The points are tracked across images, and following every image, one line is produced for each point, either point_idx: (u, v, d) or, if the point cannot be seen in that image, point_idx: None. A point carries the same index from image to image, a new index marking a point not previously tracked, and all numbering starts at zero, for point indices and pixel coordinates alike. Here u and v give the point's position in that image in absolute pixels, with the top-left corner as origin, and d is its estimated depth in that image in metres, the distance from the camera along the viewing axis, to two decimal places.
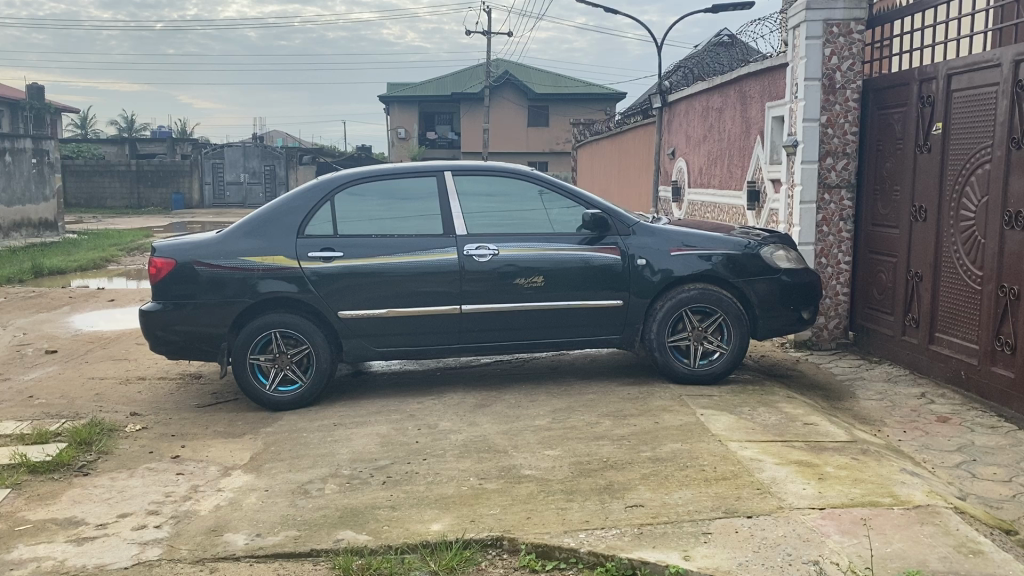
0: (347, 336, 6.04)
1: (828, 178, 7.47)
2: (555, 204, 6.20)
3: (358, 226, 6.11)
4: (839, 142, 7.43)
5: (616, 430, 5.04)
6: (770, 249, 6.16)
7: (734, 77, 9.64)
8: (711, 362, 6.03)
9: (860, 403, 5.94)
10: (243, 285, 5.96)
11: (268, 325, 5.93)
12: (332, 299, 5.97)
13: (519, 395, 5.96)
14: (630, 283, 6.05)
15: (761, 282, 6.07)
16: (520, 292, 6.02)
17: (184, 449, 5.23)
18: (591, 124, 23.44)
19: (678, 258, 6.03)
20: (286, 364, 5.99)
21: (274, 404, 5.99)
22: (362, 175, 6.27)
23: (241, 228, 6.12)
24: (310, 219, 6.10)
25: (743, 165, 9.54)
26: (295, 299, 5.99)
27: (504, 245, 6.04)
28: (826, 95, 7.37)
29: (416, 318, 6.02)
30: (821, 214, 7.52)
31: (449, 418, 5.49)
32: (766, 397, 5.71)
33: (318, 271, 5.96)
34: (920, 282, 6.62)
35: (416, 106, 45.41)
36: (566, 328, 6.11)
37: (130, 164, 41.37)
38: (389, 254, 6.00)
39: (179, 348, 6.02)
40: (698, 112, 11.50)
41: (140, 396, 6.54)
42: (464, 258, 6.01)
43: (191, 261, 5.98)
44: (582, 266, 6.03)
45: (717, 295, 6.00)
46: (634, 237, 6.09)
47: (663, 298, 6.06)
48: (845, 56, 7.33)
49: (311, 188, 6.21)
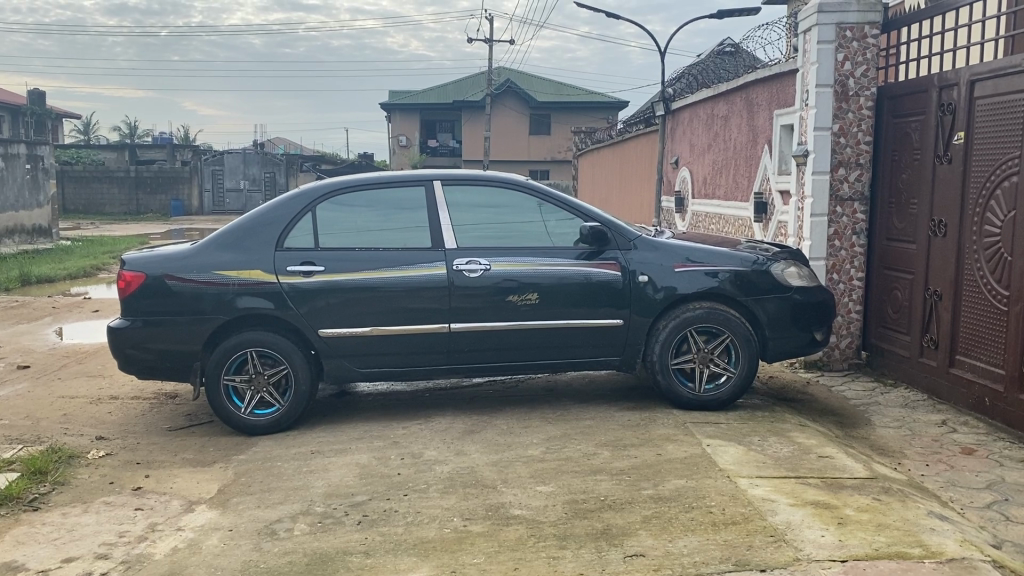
0: (328, 356, 5.66)
1: (840, 190, 7.10)
2: (552, 216, 5.83)
3: (341, 239, 5.72)
4: (852, 152, 7.06)
5: (615, 462, 4.64)
6: (781, 266, 5.76)
7: (741, 84, 9.28)
8: (717, 387, 5.64)
9: (877, 431, 5.54)
10: (218, 300, 5.58)
11: (243, 344, 5.55)
12: (312, 316, 5.58)
13: (511, 420, 5.57)
14: (631, 300, 5.66)
15: (771, 301, 5.68)
16: (514, 309, 5.63)
17: (148, 480, 4.83)
18: (591, 133, 23.22)
19: (682, 274, 5.64)
20: (263, 386, 5.62)
21: (249, 428, 5.61)
22: (347, 184, 5.89)
23: (217, 240, 5.74)
24: (291, 231, 5.72)
25: (749, 175, 9.15)
26: (272, 317, 5.61)
27: (497, 260, 5.65)
28: (839, 102, 7.00)
29: (403, 337, 5.63)
30: (833, 228, 7.14)
31: (435, 446, 5.10)
32: (777, 425, 5.31)
33: (297, 286, 5.57)
34: (939, 301, 6.23)
35: (418, 114, 45.14)
36: (562, 349, 5.72)
37: (129, 171, 41.13)
38: (374, 268, 5.61)
39: (150, 368, 5.65)
40: (701, 121, 11.14)
41: (110, 417, 6.16)
42: (454, 273, 5.62)
43: (163, 275, 5.61)
44: (581, 282, 5.64)
45: (724, 315, 5.61)
46: (635, 252, 5.70)
47: (666, 318, 5.67)
48: (858, 62, 6.97)
49: (292, 198, 5.84)
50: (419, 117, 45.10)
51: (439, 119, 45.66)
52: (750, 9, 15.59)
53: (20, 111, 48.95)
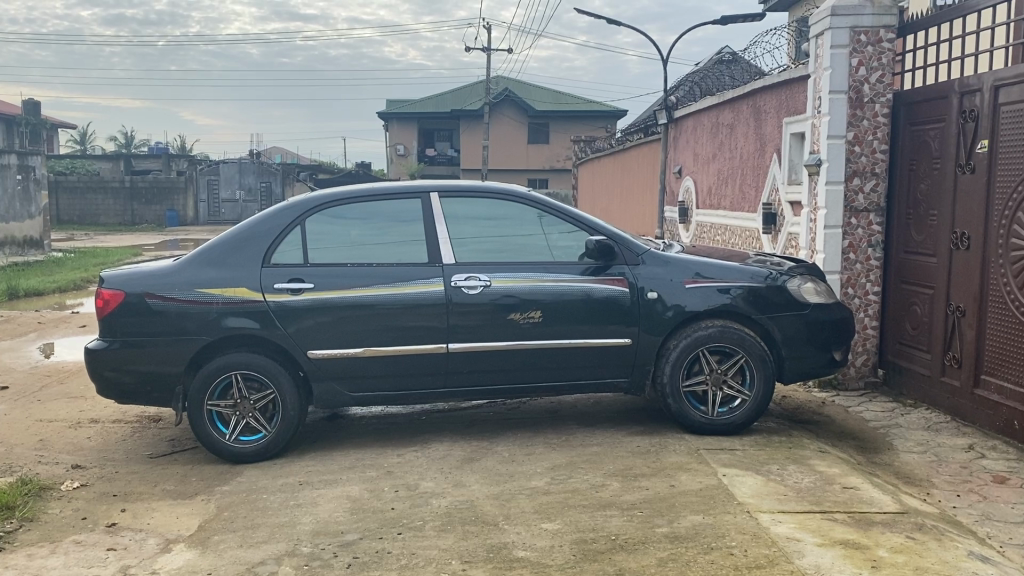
0: (318, 378, 5.34)
1: (855, 201, 6.80)
2: (555, 229, 5.52)
3: (332, 254, 5.41)
4: (867, 161, 6.76)
5: (625, 495, 4.32)
6: (797, 281, 5.46)
7: (747, 91, 8.99)
8: (731, 410, 5.32)
9: (900, 457, 5.22)
10: (201, 320, 5.26)
11: (227, 367, 5.23)
12: (301, 336, 5.26)
13: (513, 446, 5.25)
14: (639, 318, 5.34)
15: (787, 318, 5.37)
16: (515, 328, 5.32)
17: (124, 514, 4.50)
18: (591, 141, 22.91)
19: (693, 290, 5.33)
20: (248, 411, 5.30)
21: (235, 456, 5.29)
22: (339, 196, 5.59)
23: (201, 255, 5.43)
24: (279, 246, 5.41)
25: (757, 185, 8.86)
26: (258, 337, 5.29)
27: (498, 276, 5.34)
28: (853, 109, 6.71)
29: (398, 358, 5.31)
30: (848, 240, 6.84)
31: (432, 477, 4.77)
32: (795, 452, 4.99)
33: (285, 305, 5.25)
34: (961, 317, 5.92)
35: (416, 123, 44.87)
36: (566, 370, 5.40)
37: (125, 181, 40.82)
38: (366, 285, 5.29)
39: (129, 392, 5.33)
40: (706, 129, 10.84)
41: (89, 443, 5.83)
42: (452, 290, 5.30)
43: (143, 294, 5.29)
44: (586, 299, 5.33)
45: (738, 334, 5.29)
46: (644, 267, 5.39)
47: (676, 336, 5.36)
48: (874, 67, 6.68)
49: (280, 211, 5.53)
50: (417, 126, 44.87)
51: (436, 128, 45.40)
52: (755, 15, 15.26)
53: (15, 122, 48.52)
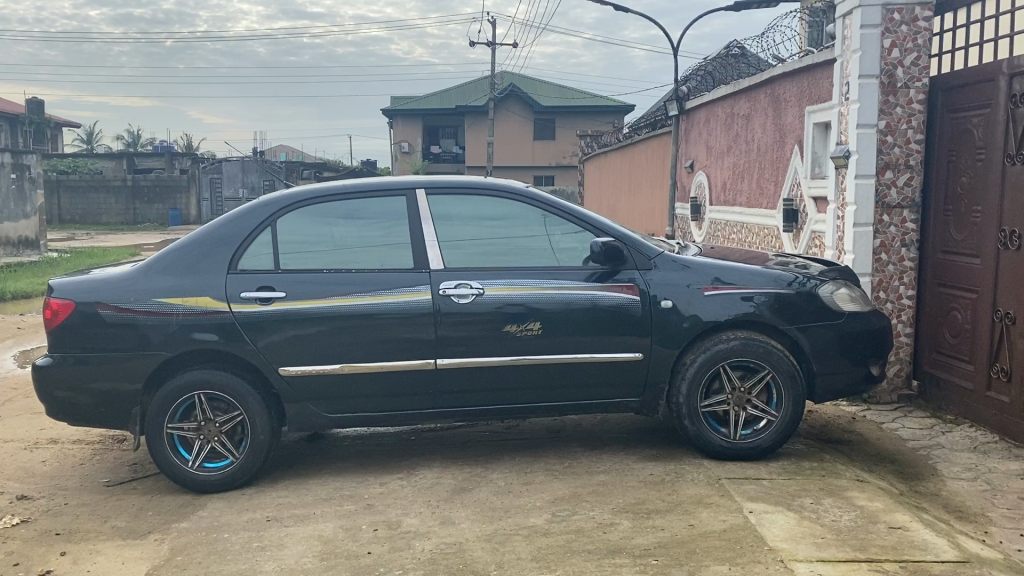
0: (292, 399, 4.76)
1: (887, 197, 6.20)
2: (556, 230, 4.94)
3: (307, 259, 4.83)
4: (901, 153, 6.15)
5: (637, 538, 3.73)
6: (829, 287, 4.85)
7: (765, 79, 8.38)
8: (756, 432, 4.73)
9: (948, 485, 4.62)
10: (159, 333, 4.68)
11: (189, 386, 4.67)
12: (271, 351, 4.69)
13: (510, 474, 4.66)
14: (651, 330, 4.74)
15: (818, 329, 4.77)
16: (512, 342, 4.73)
17: (63, 558, 3.93)
18: (597, 136, 22.29)
19: (712, 298, 4.73)
20: (214, 435, 4.74)
21: (198, 486, 4.73)
22: (316, 194, 5.01)
23: (161, 261, 4.85)
24: (248, 249, 4.83)
25: (776, 179, 8.25)
26: (224, 353, 4.72)
27: (492, 283, 4.75)
28: (885, 95, 6.10)
29: (381, 376, 4.74)
30: (879, 240, 6.24)
31: (418, 512, 4.20)
32: (830, 482, 4.40)
33: (253, 316, 4.68)
34: (1011, 325, 5.31)
35: (421, 119, 44.30)
36: (570, 389, 4.82)
37: (127, 180, 40.42)
38: (345, 293, 4.72)
39: (81, 414, 4.76)
40: (720, 120, 10.23)
41: (41, 468, 5.25)
42: (441, 300, 4.72)
43: (96, 304, 4.72)
44: (592, 309, 4.73)
45: (764, 347, 4.69)
46: (656, 271, 4.80)
47: (694, 350, 4.76)
48: (908, 49, 6.07)
49: (249, 211, 4.95)
50: (422, 122, 44.34)
51: (441, 124, 44.82)
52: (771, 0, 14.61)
53: (18, 121, 47.96)
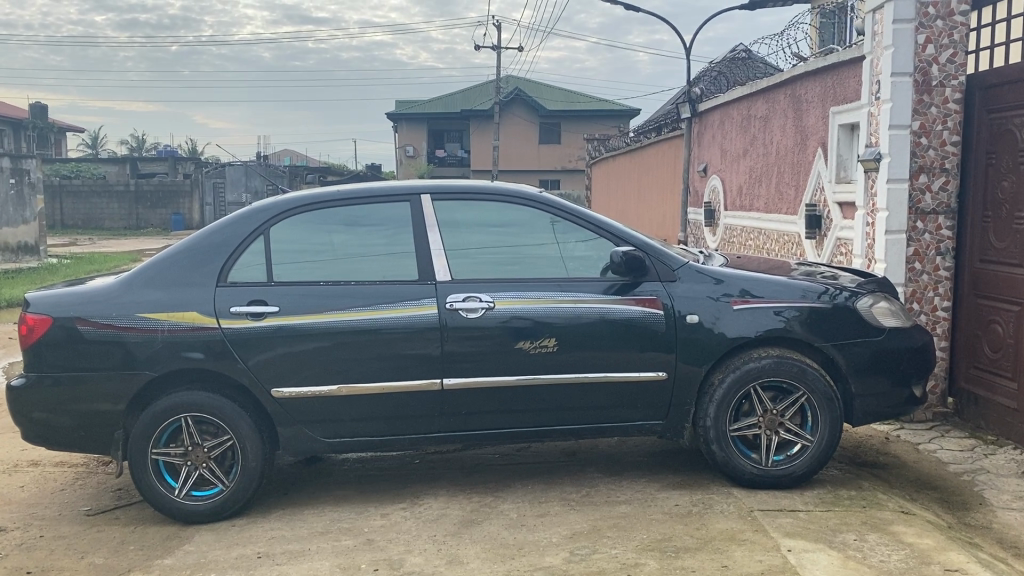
0: (286, 422, 4.41)
1: (921, 202, 5.82)
2: (571, 238, 4.58)
3: (303, 271, 4.47)
4: (936, 156, 5.78)
5: None
6: (868, 300, 4.48)
7: (786, 79, 8.02)
8: (790, 458, 4.37)
9: (999, 516, 4.24)
10: (142, 350, 4.33)
11: (175, 408, 4.31)
12: (264, 371, 4.33)
13: (523, 504, 4.30)
14: (674, 347, 4.37)
15: (856, 346, 4.40)
16: (524, 360, 4.36)
17: None
18: (604, 140, 21.93)
19: (741, 313, 4.37)
20: (202, 460, 4.39)
21: (185, 516, 4.37)
22: (313, 201, 4.66)
23: (146, 273, 4.49)
24: (239, 260, 4.47)
25: (797, 183, 7.89)
26: (213, 372, 4.36)
27: (503, 296, 4.38)
28: (920, 94, 5.73)
29: (383, 397, 4.38)
30: (913, 248, 5.86)
31: (422, 549, 3.83)
32: (873, 514, 4.02)
33: (243, 333, 4.32)
34: None
35: (425, 124, 43.98)
36: (587, 411, 4.45)
37: (130, 184, 40.14)
38: (344, 307, 4.36)
39: (59, 439, 4.40)
40: (735, 122, 9.88)
41: (18, 494, 4.89)
42: (447, 315, 4.36)
43: (75, 319, 4.36)
44: (610, 324, 4.37)
45: (798, 366, 4.32)
46: (680, 284, 4.43)
47: (722, 369, 4.39)
48: (944, 45, 5.70)
49: (240, 219, 4.59)
50: (427, 127, 44.03)
51: (446, 128, 44.49)
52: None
53: (20, 125, 47.71)
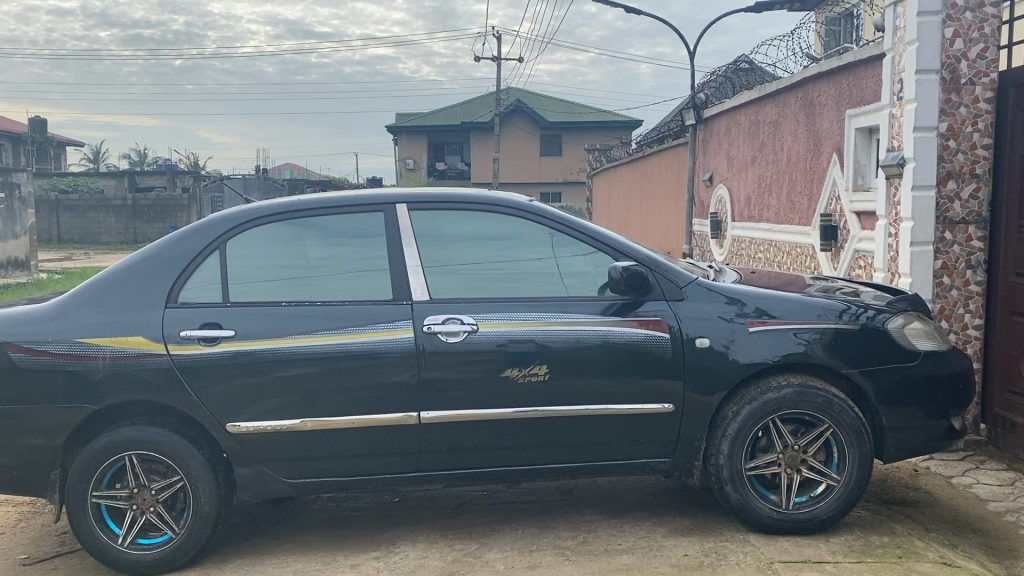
0: (244, 461, 3.91)
1: (949, 211, 5.33)
2: (565, 253, 4.09)
3: (265, 290, 3.99)
4: (965, 160, 5.29)
5: None
6: (900, 321, 3.98)
7: (797, 81, 7.56)
8: (813, 500, 3.88)
9: None
10: (80, 381, 3.82)
11: (118, 447, 3.81)
12: (219, 404, 3.84)
13: (511, 554, 3.79)
14: (682, 375, 3.87)
15: (887, 373, 3.90)
16: (512, 391, 3.86)
17: None
18: (606, 151, 21.48)
19: (756, 336, 3.87)
20: (149, 504, 3.89)
21: (131, 568, 3.88)
22: (276, 211, 4.17)
23: (88, 291, 4.00)
24: (191, 278, 3.98)
25: (810, 193, 7.41)
26: (161, 405, 3.87)
27: (489, 318, 3.89)
28: (947, 93, 5.25)
29: (352, 433, 3.88)
30: (941, 261, 5.36)
31: None
32: (910, 567, 3.52)
33: (195, 361, 3.82)
34: None
35: (426, 136, 43.58)
36: (584, 447, 3.95)
37: (127, 199, 39.69)
38: (309, 331, 3.86)
39: None
40: (742, 129, 9.42)
41: None
42: (426, 340, 3.86)
43: (4, 344, 3.86)
44: (608, 348, 3.87)
45: (823, 396, 3.81)
46: (687, 303, 3.93)
47: (736, 400, 3.89)
48: (973, 39, 5.21)
49: (194, 231, 4.10)
50: (427, 140, 43.65)
51: (447, 141, 44.11)
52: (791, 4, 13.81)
53: (20, 139, 47.43)
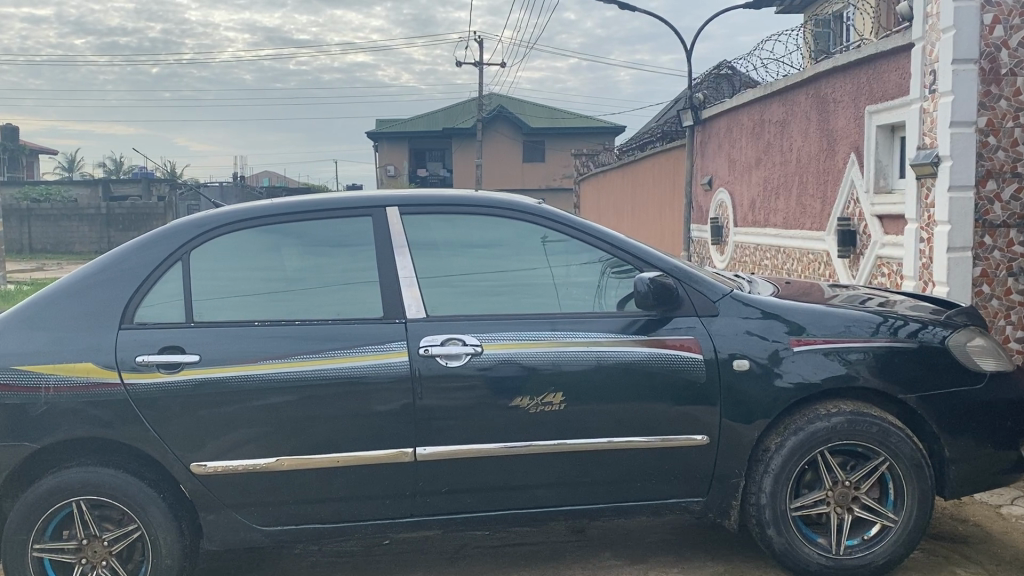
0: (211, 507, 3.37)
1: (989, 214, 4.88)
2: (580, 262, 3.59)
3: (235, 307, 3.46)
4: (1006, 158, 4.84)
5: None
6: (960, 337, 3.51)
7: (808, 77, 7.12)
8: (867, 544, 3.42)
9: None
10: (16, 415, 3.26)
11: (62, 492, 3.26)
12: (183, 440, 3.30)
13: None
14: (717, 402, 3.38)
15: (950, 398, 3.43)
16: (521, 421, 3.36)
17: None
18: (592, 156, 21.05)
19: (800, 356, 3.39)
20: (101, 558, 3.35)
21: None
22: (248, 217, 3.64)
23: (28, 310, 3.45)
24: (148, 294, 3.44)
25: (824, 195, 6.97)
26: (114, 442, 3.32)
27: (495, 338, 3.38)
28: (987, 84, 4.79)
29: (337, 472, 3.36)
30: (980, 268, 4.92)
31: None
32: None
33: (153, 391, 3.28)
34: None
35: (407, 143, 43.00)
36: (603, 485, 3.45)
37: (101, 207, 38.78)
38: (286, 355, 3.33)
39: None
40: (744, 129, 8.98)
41: None
42: (422, 364, 3.34)
43: None
44: (631, 372, 3.37)
45: (879, 425, 3.34)
46: (720, 318, 3.45)
47: (779, 430, 3.41)
48: (1015, 25, 4.74)
49: (151, 240, 3.55)
50: (409, 146, 43.07)
51: (428, 147, 43.53)
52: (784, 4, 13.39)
53: None
